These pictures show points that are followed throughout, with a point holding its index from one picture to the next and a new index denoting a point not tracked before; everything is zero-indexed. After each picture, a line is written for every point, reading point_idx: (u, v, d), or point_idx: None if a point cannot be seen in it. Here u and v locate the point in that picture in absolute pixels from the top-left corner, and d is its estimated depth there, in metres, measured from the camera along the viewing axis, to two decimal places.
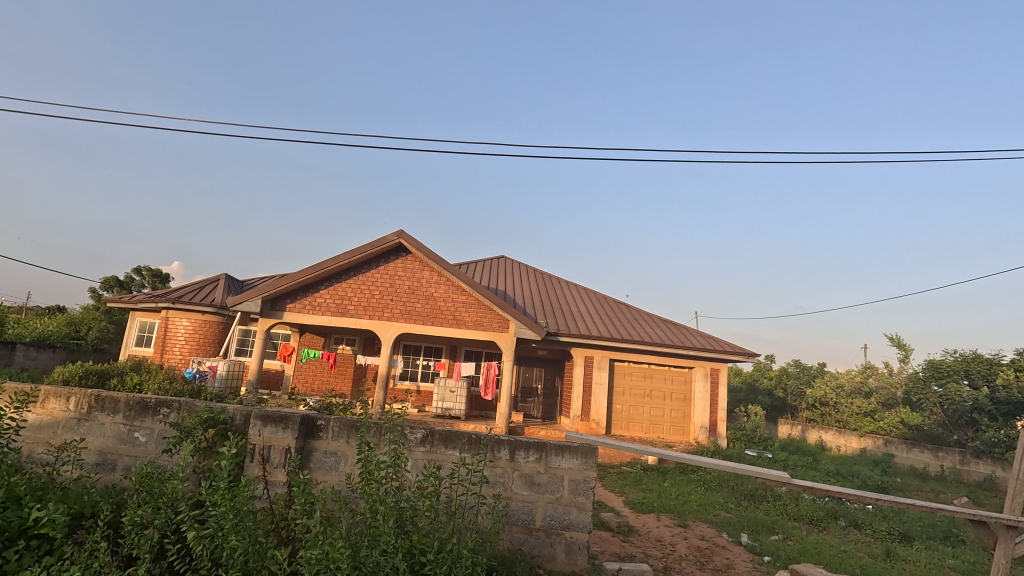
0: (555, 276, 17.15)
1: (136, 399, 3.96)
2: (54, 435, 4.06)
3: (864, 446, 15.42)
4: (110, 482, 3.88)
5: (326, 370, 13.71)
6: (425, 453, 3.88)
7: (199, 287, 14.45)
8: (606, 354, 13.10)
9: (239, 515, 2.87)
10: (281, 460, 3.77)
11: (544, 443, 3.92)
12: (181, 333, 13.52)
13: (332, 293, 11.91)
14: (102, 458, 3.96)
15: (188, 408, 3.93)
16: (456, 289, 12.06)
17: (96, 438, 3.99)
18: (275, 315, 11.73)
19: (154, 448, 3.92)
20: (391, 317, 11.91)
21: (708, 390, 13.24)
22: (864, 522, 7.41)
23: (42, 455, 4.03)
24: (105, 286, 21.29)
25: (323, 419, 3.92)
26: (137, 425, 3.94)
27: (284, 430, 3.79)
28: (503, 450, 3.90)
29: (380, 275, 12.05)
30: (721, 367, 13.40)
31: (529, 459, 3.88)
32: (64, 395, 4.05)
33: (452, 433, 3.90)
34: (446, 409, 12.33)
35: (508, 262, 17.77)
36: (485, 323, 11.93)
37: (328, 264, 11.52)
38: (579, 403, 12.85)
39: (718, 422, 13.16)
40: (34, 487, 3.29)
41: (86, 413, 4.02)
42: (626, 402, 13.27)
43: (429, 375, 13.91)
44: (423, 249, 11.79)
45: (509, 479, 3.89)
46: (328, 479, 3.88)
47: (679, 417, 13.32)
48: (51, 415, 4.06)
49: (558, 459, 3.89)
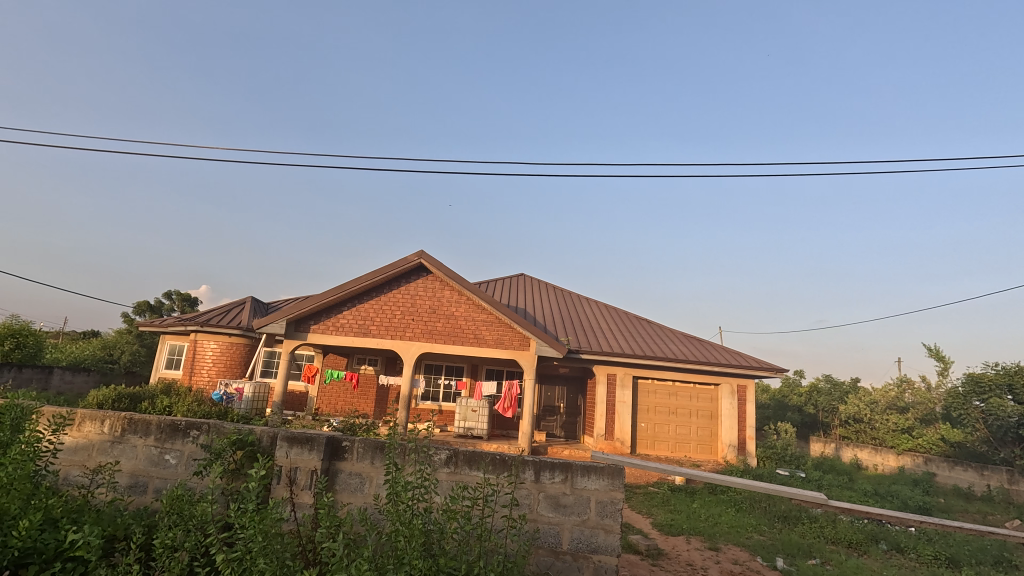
0: (574, 293, 17.07)
1: (167, 422, 4.04)
2: (89, 458, 4.16)
3: (902, 464, 14.77)
4: (142, 504, 3.95)
5: (349, 391, 13.82)
6: (450, 474, 3.86)
7: (226, 310, 14.80)
8: (629, 371, 12.91)
9: (267, 538, 2.86)
10: (307, 482, 3.79)
11: (569, 463, 3.85)
12: (209, 355, 13.82)
13: (355, 314, 12.07)
14: (135, 481, 4.04)
15: (216, 429, 3.99)
16: (476, 308, 12.08)
17: (129, 461, 4.07)
18: (299, 336, 11.91)
19: (184, 470, 3.99)
20: (412, 337, 11.98)
21: (736, 406, 12.90)
22: (907, 546, 7.04)
23: (78, 477, 4.13)
24: (137, 311, 21.99)
25: (348, 440, 3.93)
26: (167, 448, 4.01)
27: (309, 452, 3.81)
28: (529, 471, 3.84)
29: (401, 295, 12.20)
30: (748, 384, 13.08)
31: (554, 480, 3.81)
32: (99, 418, 4.16)
33: (476, 454, 3.87)
34: (468, 429, 12.24)
35: (527, 279, 17.81)
36: (506, 341, 11.86)
37: (350, 285, 11.72)
38: (602, 422, 12.65)
39: (746, 440, 12.78)
40: (70, 510, 3.37)
41: (119, 436, 4.11)
42: (651, 420, 13.01)
43: (451, 394, 13.89)
44: (443, 269, 11.93)
45: (535, 501, 3.82)
46: (354, 501, 3.88)
47: (706, 435, 13.00)
48: (87, 438, 4.17)
49: (584, 480, 3.81)
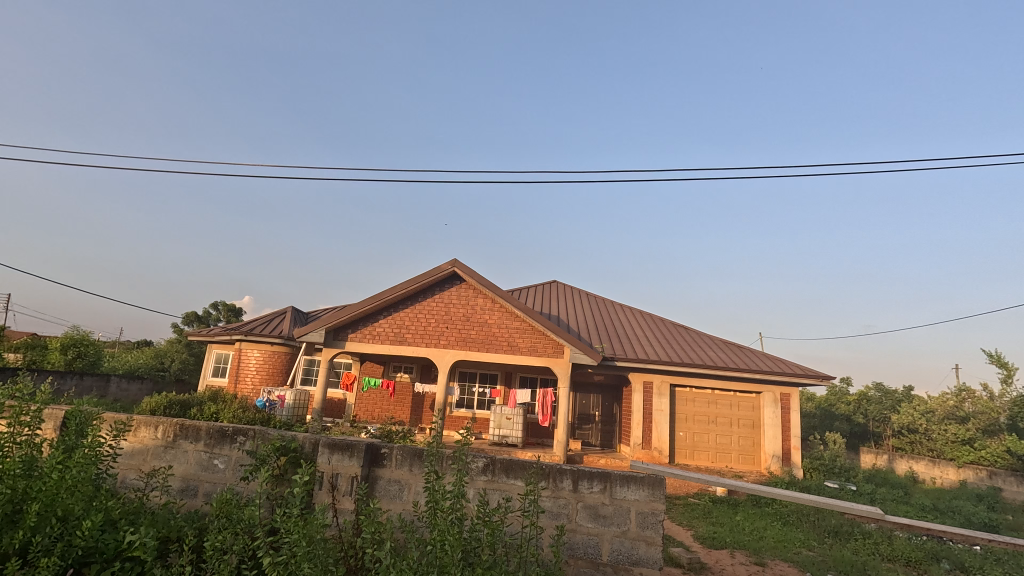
0: (608, 300, 16.89)
1: (215, 428, 4.20)
2: (144, 462, 4.36)
3: (963, 478, 13.89)
4: (193, 508, 4.10)
5: (385, 399, 14.06)
6: (487, 482, 3.85)
7: (268, 320, 15.31)
8: (666, 379, 12.63)
9: (311, 543, 2.92)
10: (348, 488, 3.86)
11: (608, 473, 3.79)
12: (253, 363, 14.31)
13: (391, 322, 12.28)
14: (186, 485, 4.21)
15: (262, 436, 4.12)
16: (509, 316, 12.10)
17: (181, 465, 4.24)
18: (337, 344, 12.19)
19: (232, 475, 4.12)
20: (446, 345, 12.08)
21: (779, 415, 12.44)
22: (972, 566, 6.57)
23: (134, 480, 4.33)
24: (186, 321, 23.04)
25: (387, 447, 3.98)
26: (216, 453, 4.16)
27: (350, 458, 3.89)
28: (566, 480, 3.79)
29: (435, 304, 12.35)
30: (792, 392, 12.59)
31: (593, 490, 3.76)
32: (154, 424, 4.35)
33: (514, 463, 3.85)
34: (503, 436, 12.23)
35: (560, 286, 17.74)
36: (540, 349, 11.80)
37: (386, 294, 11.95)
38: (639, 431, 12.41)
39: (791, 451, 12.29)
40: (129, 512, 3.53)
41: (172, 441, 4.29)
42: (690, 429, 12.68)
43: (485, 402, 13.92)
44: (476, 277, 12.02)
45: (573, 511, 3.76)
46: (394, 508, 3.92)
47: (748, 445, 12.57)
48: (142, 443, 4.37)
49: (623, 490, 3.74)
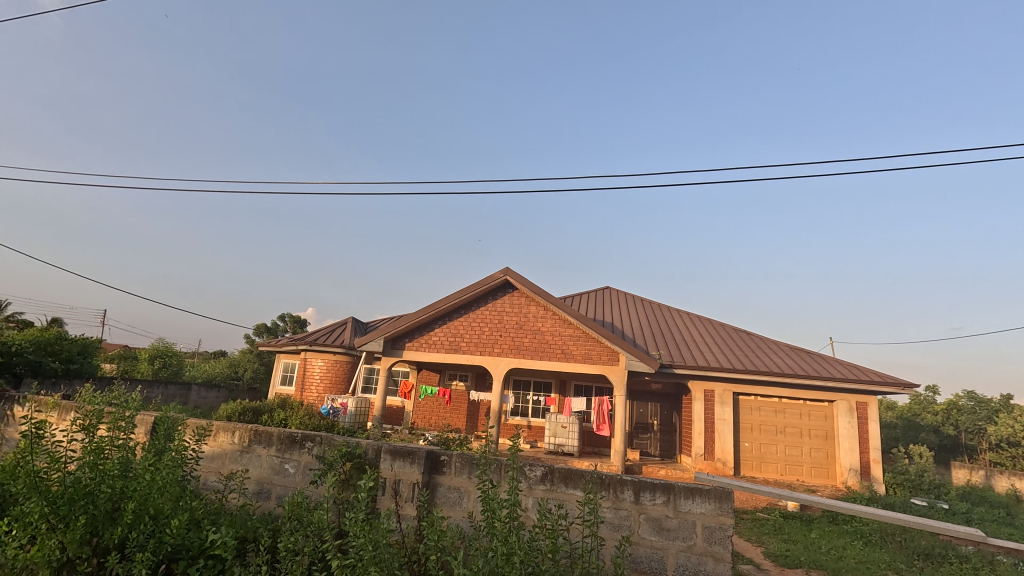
0: (663, 305, 16.45)
1: (286, 434, 4.41)
2: (223, 465, 4.65)
3: None
4: (267, 509, 4.32)
5: (442, 407, 14.31)
6: (545, 491, 3.82)
7: (331, 330, 16.01)
8: (728, 387, 12.11)
9: (377, 547, 3.00)
10: (409, 494, 3.94)
11: (671, 484, 3.66)
12: (317, 372, 14.98)
13: (446, 331, 12.52)
14: (261, 487, 4.44)
15: (328, 441, 4.29)
16: (563, 323, 12.02)
17: (255, 469, 4.48)
18: (395, 353, 12.55)
19: (302, 479, 4.31)
20: (500, 353, 12.15)
21: (855, 426, 11.61)
22: None
23: (215, 482, 4.62)
24: (257, 332, 24.50)
25: (446, 454, 4.04)
26: (287, 458, 4.37)
27: (411, 465, 3.98)
28: (628, 491, 3.69)
29: (488, 312, 12.47)
30: (869, 401, 11.72)
31: (655, 502, 3.64)
32: (231, 430, 4.64)
33: (573, 472, 3.80)
34: (559, 445, 12.12)
35: (613, 292, 17.47)
36: (594, 356, 11.63)
37: (441, 304, 12.20)
38: (701, 441, 11.94)
39: (870, 464, 11.43)
40: (211, 512, 3.77)
41: (247, 445, 4.55)
42: (756, 439, 12.05)
43: (540, 410, 13.86)
44: (528, 285, 12.05)
45: (635, 523, 3.66)
46: (454, 515, 3.96)
47: (821, 457, 11.79)
48: (221, 447, 4.66)
49: (688, 503, 3.60)
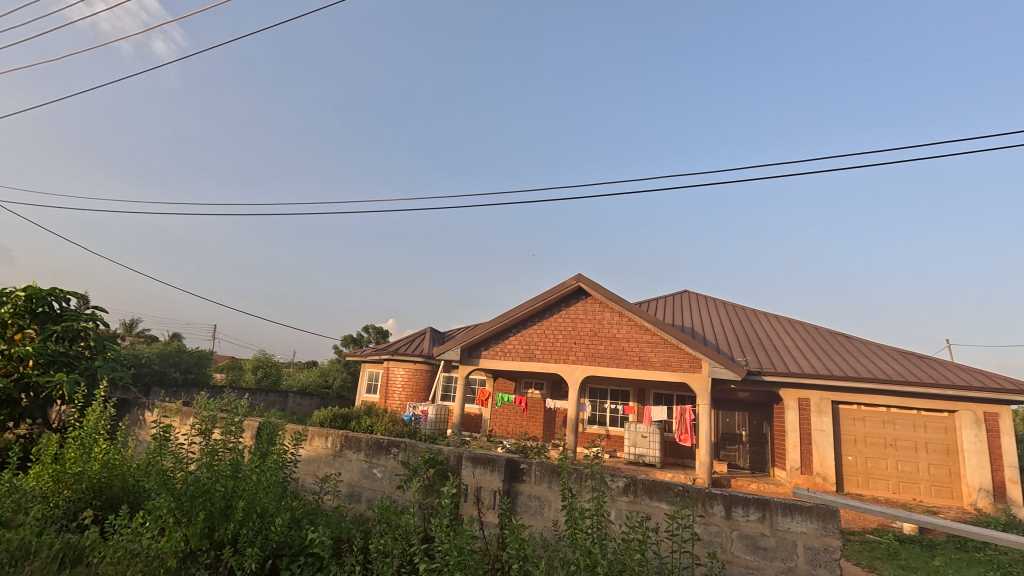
0: (747, 308, 15.53)
1: (374, 440, 4.64)
2: (318, 468, 4.97)
3: None
4: (358, 512, 4.55)
5: (519, 415, 14.39)
6: (628, 503, 3.71)
7: (411, 340, 16.67)
8: (826, 396, 11.15)
9: (461, 553, 3.05)
10: (491, 501, 3.99)
11: (766, 500, 3.42)
12: (399, 381, 15.64)
13: (520, 339, 12.62)
14: (352, 490, 4.69)
15: (412, 448, 4.45)
16: (639, 329, 11.69)
17: (347, 472, 4.74)
18: (472, 361, 12.82)
19: (389, 483, 4.50)
20: (575, 360, 12.02)
21: (984, 440, 10.23)
22: None
23: (311, 484, 4.95)
24: (344, 342, 26.06)
25: (526, 463, 4.05)
26: (375, 463, 4.59)
27: (491, 472, 4.03)
28: (718, 506, 3.49)
29: (562, 320, 12.42)
30: (1001, 411, 10.29)
31: (749, 518, 3.41)
32: (325, 435, 4.95)
33: (657, 484, 3.66)
34: (639, 455, 11.74)
35: (692, 296, 16.75)
36: (674, 363, 11.18)
37: (515, 312, 12.33)
38: (796, 453, 11.10)
39: (1004, 484, 10.03)
40: (309, 513, 4.03)
41: (339, 450, 4.83)
42: (861, 453, 10.97)
43: (618, 419, 13.53)
44: (602, 290, 11.86)
45: (728, 540, 3.45)
46: (535, 524, 3.94)
47: (942, 474, 10.48)
48: (316, 451, 4.98)
49: (786, 521, 3.34)
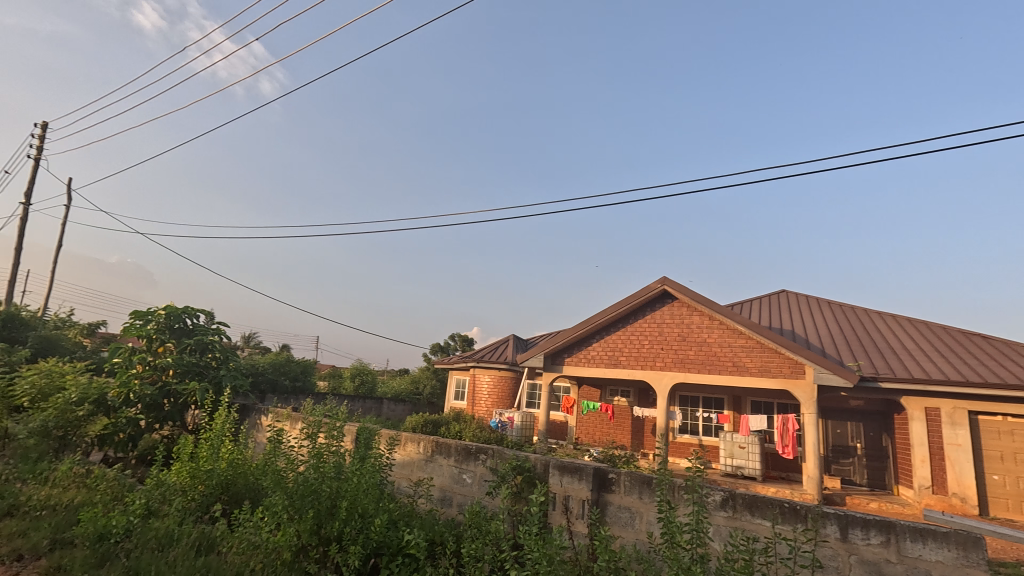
0: (857, 307, 14.08)
1: (463, 446, 4.76)
2: (412, 472, 5.19)
3: None
4: (450, 515, 4.69)
5: (606, 423, 14.11)
6: (728, 519, 3.50)
7: (495, 348, 16.99)
8: (960, 405, 9.77)
9: (551, 562, 3.03)
10: (580, 511, 3.94)
11: (891, 522, 3.06)
12: (485, 388, 15.98)
13: (604, 346, 12.39)
14: (444, 495, 4.84)
15: (500, 455, 4.52)
16: (732, 332, 11.02)
17: (439, 477, 4.91)
18: (556, 368, 12.79)
19: (478, 489, 4.60)
20: (663, 367, 11.57)
21: None
22: None
23: (406, 487, 5.18)
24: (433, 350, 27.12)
25: (615, 472, 3.95)
26: (465, 468, 4.71)
27: (579, 481, 3.97)
28: (832, 526, 3.17)
29: (647, 324, 12.03)
30: None
31: (870, 542, 3.07)
32: (417, 440, 5.17)
33: (759, 500, 3.41)
34: (737, 467, 11.02)
35: (791, 295, 15.50)
36: (773, 368, 10.39)
37: (597, 318, 12.14)
38: (925, 470, 9.87)
39: None
40: (405, 515, 4.22)
41: (430, 455, 5.02)
42: (1011, 472, 9.42)
43: (712, 428, 12.82)
44: (689, 293, 11.35)
45: (846, 565, 3.12)
46: (627, 536, 3.83)
47: None
48: (410, 456, 5.21)
49: (916, 547, 2.96)
